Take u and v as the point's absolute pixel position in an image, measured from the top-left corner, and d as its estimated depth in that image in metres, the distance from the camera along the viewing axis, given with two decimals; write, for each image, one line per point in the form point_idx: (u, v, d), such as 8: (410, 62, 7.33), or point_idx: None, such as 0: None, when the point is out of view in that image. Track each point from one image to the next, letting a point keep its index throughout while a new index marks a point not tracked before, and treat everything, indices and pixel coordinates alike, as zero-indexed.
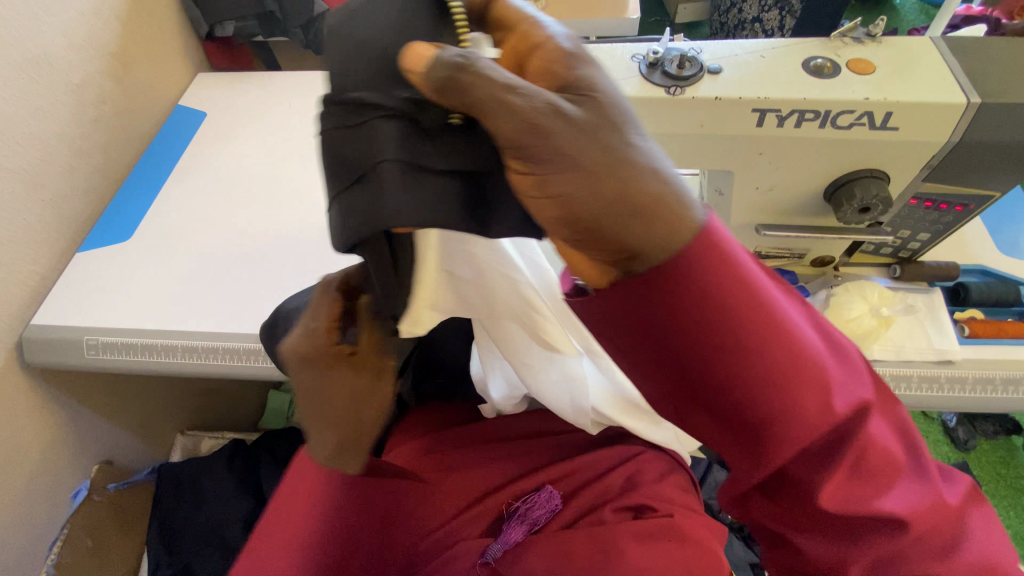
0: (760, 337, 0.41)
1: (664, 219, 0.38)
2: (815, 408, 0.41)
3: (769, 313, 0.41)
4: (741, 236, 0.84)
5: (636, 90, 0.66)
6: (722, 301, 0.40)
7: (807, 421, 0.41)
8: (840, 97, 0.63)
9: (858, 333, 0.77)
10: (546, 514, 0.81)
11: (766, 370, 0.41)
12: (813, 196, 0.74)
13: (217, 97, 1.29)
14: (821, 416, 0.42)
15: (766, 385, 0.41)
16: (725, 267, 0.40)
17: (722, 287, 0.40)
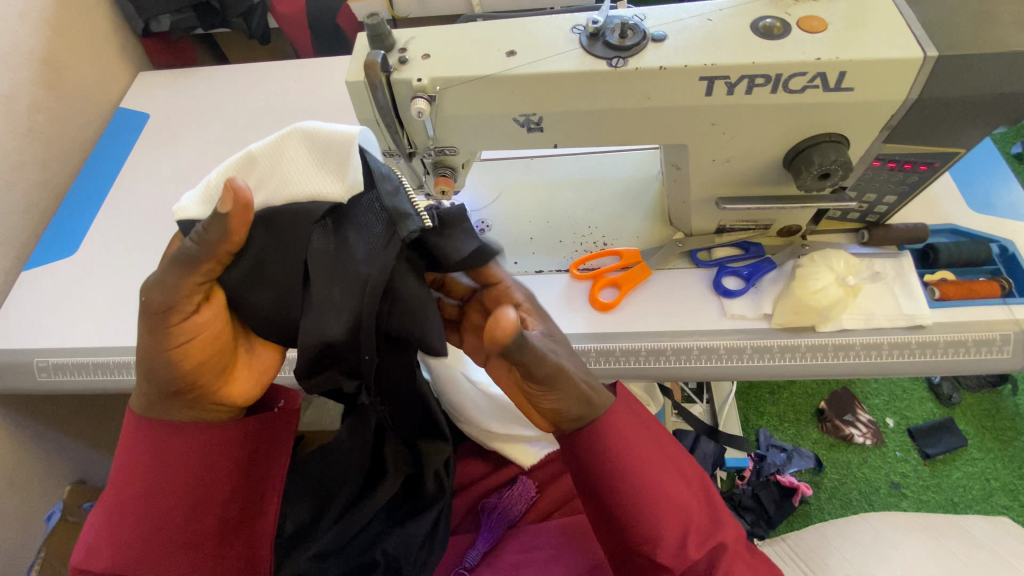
0: (632, 469, 0.60)
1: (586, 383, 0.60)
2: (693, 552, 0.61)
3: (652, 459, 0.62)
4: (703, 210, 0.81)
5: (576, 64, 0.62)
6: (616, 465, 0.61)
7: (680, 557, 0.60)
8: (792, 58, 0.60)
9: (825, 305, 0.75)
10: (522, 507, 0.84)
11: (669, 512, 0.60)
12: (772, 164, 0.71)
13: (162, 97, 1.23)
14: (685, 552, 0.61)
15: (641, 514, 0.60)
16: (616, 432, 0.61)
17: (634, 481, 0.61)
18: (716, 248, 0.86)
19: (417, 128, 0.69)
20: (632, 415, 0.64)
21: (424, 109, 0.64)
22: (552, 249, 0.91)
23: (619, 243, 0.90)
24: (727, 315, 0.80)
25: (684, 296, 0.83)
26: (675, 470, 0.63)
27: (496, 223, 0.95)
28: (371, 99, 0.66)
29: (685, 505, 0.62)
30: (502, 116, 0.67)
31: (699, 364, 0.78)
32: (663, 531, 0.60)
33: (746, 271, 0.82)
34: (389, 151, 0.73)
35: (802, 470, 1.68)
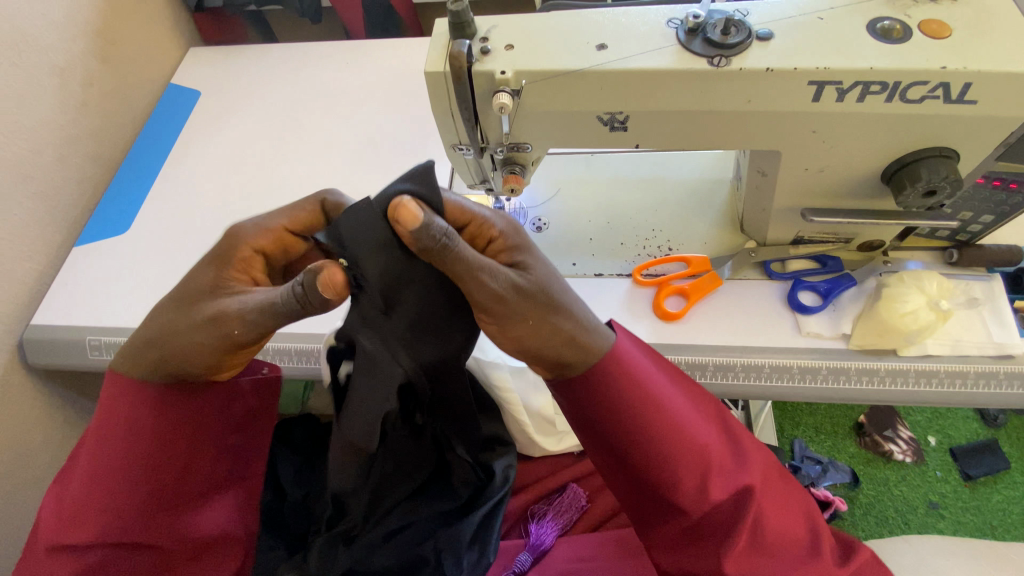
0: (639, 403, 0.55)
1: (564, 316, 0.54)
2: (717, 495, 0.56)
3: (662, 397, 0.56)
4: (783, 220, 0.76)
5: (673, 61, 0.58)
6: (623, 404, 0.55)
7: (698, 496, 0.56)
8: (914, 65, 0.55)
9: (913, 328, 0.70)
10: (573, 517, 0.84)
11: (681, 449, 0.55)
12: (870, 176, 0.67)
13: (213, 73, 1.21)
14: (705, 494, 0.56)
15: (655, 451, 0.55)
16: (623, 364, 0.56)
17: (645, 412, 0.55)
18: (790, 260, 0.82)
19: (492, 122, 0.66)
20: (635, 345, 0.59)
21: (506, 104, 0.61)
22: (614, 251, 0.88)
23: (685, 249, 0.86)
24: (802, 332, 0.77)
25: (756, 309, 0.79)
26: (689, 409, 0.58)
27: (554, 221, 0.92)
28: (450, 90, 0.63)
29: (704, 444, 0.56)
30: (585, 114, 0.63)
31: (769, 383, 0.75)
32: (677, 473, 0.55)
33: (824, 287, 0.78)
34: (459, 145, 0.70)
35: (836, 484, 1.64)
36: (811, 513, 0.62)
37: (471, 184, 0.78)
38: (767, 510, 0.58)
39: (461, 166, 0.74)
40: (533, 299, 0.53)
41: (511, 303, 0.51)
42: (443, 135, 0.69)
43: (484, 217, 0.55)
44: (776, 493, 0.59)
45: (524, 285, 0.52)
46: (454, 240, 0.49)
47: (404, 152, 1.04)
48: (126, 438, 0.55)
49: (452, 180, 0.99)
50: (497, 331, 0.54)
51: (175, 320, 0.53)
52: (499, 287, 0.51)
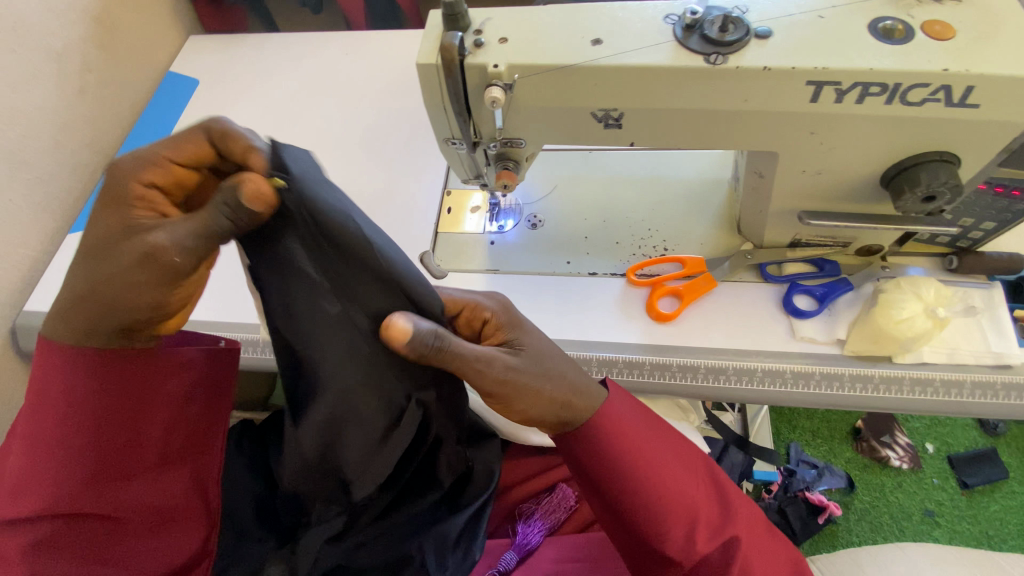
0: (627, 456, 0.57)
1: (559, 381, 0.56)
2: (703, 546, 0.57)
3: (648, 453, 0.58)
4: (781, 222, 0.75)
5: (669, 58, 0.57)
6: (611, 461, 0.58)
7: (685, 546, 0.57)
8: (915, 66, 0.53)
9: (909, 336, 0.69)
10: (561, 516, 0.83)
11: (665, 502, 0.57)
12: (869, 179, 0.65)
13: (212, 62, 1.21)
14: (692, 543, 0.57)
15: (640, 501, 0.57)
16: (611, 422, 0.58)
17: (631, 463, 0.57)
18: (787, 263, 0.81)
19: (486, 117, 0.65)
20: (626, 402, 0.61)
21: (499, 98, 0.60)
22: (608, 250, 0.87)
23: (681, 249, 0.85)
24: (795, 336, 0.76)
25: (750, 312, 0.78)
26: (675, 461, 0.59)
27: (550, 218, 0.91)
28: (442, 83, 0.62)
29: (688, 494, 0.58)
30: (579, 110, 0.62)
31: (761, 387, 0.74)
32: (662, 524, 0.57)
33: (820, 291, 0.77)
34: (452, 139, 0.69)
35: (832, 489, 1.63)
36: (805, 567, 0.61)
37: (464, 179, 0.78)
38: (757, 564, 0.57)
39: (454, 160, 0.74)
40: (529, 373, 0.55)
41: (510, 388, 0.54)
42: (436, 128, 0.68)
43: (477, 302, 0.59)
44: (766, 544, 0.59)
45: (520, 365, 0.55)
46: (447, 340, 0.50)
47: (400, 145, 1.03)
48: (58, 408, 0.55)
49: (449, 175, 0.98)
50: (503, 410, 0.56)
51: (105, 269, 0.51)
52: (496, 373, 0.53)
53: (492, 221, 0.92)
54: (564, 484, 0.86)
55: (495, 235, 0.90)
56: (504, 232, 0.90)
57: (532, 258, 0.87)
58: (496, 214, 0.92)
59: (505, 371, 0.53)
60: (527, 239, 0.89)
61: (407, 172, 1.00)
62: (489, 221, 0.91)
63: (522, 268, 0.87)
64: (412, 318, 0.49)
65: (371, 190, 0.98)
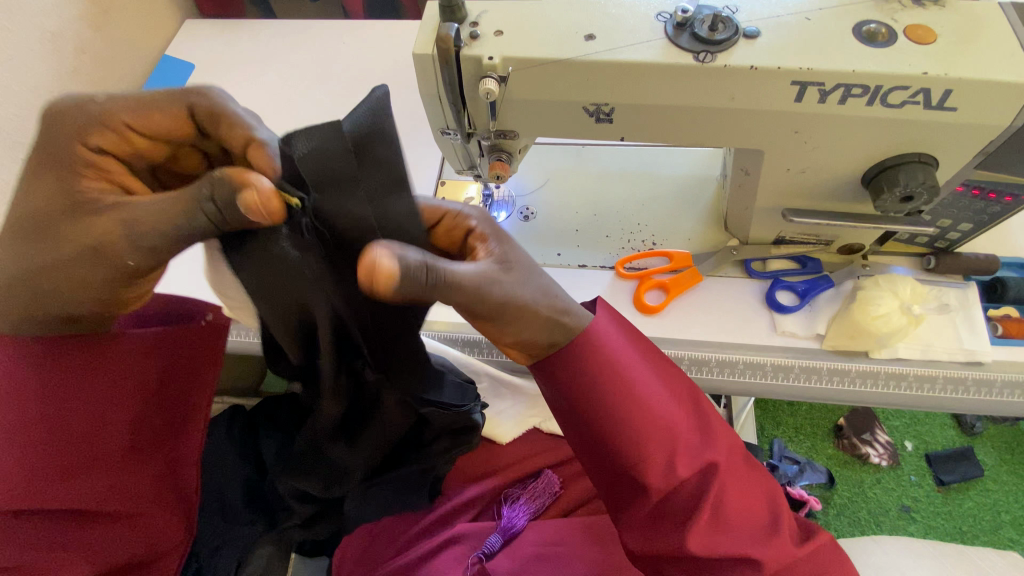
0: (610, 381, 0.55)
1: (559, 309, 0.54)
2: (679, 471, 0.55)
3: (633, 376, 0.56)
4: (766, 219, 0.77)
5: (659, 55, 0.58)
6: (593, 386, 0.55)
7: (662, 471, 0.55)
8: (895, 70, 0.55)
9: (885, 331, 0.71)
10: (545, 501, 0.86)
11: (647, 425, 0.55)
12: (850, 179, 0.67)
13: (207, 47, 1.20)
14: (669, 470, 0.55)
15: (618, 425, 0.55)
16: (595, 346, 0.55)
17: (613, 383, 0.55)
18: (772, 260, 0.83)
19: (480, 109, 0.66)
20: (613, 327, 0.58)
21: (493, 90, 0.61)
22: (598, 243, 0.88)
23: (669, 244, 0.87)
24: (777, 331, 0.78)
25: (734, 307, 0.80)
26: (658, 386, 0.57)
27: (542, 211, 0.92)
28: (438, 74, 0.63)
29: (672, 417, 0.56)
30: (571, 104, 0.63)
31: (742, 379, 0.77)
32: (645, 450, 0.55)
33: (802, 287, 0.79)
34: (446, 129, 0.70)
35: (813, 484, 1.66)
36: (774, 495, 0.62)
37: (458, 169, 0.79)
38: (730, 489, 0.57)
39: (448, 150, 0.75)
40: (524, 290, 0.51)
41: (511, 311, 0.50)
42: (431, 118, 0.69)
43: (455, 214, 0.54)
44: (743, 473, 0.59)
45: (515, 282, 0.50)
46: (434, 272, 0.44)
47: (395, 135, 1.04)
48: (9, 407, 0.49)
49: (443, 166, 0.99)
50: (505, 332, 0.53)
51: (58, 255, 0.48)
52: (489, 295, 0.48)
53: None
54: (548, 471, 0.88)
55: None
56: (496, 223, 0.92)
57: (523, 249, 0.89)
58: (489, 205, 0.93)
59: (500, 294, 0.49)
60: (519, 230, 0.91)
61: None
62: None
63: None
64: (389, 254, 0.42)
65: None
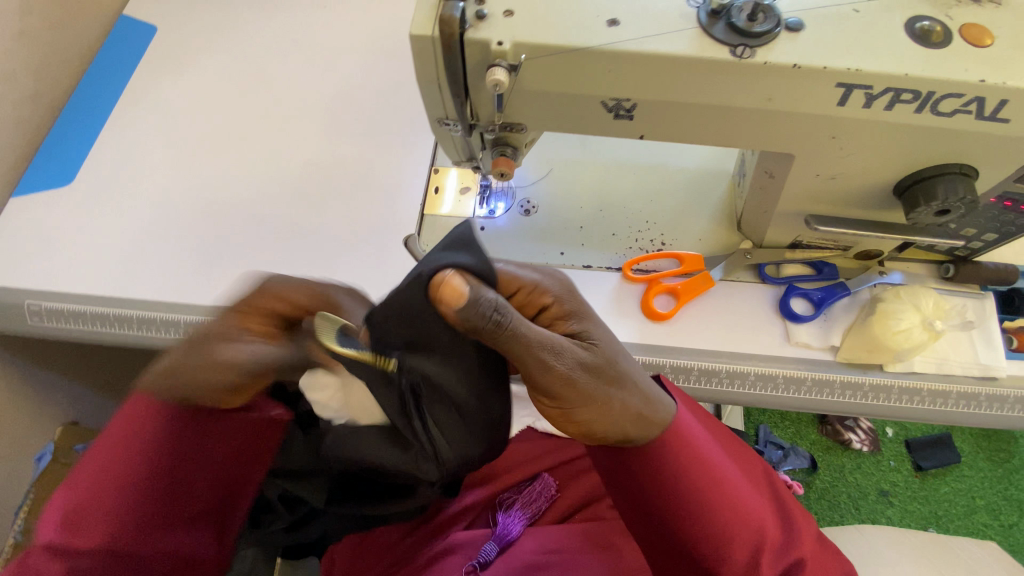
0: (690, 480, 0.54)
1: (632, 391, 0.51)
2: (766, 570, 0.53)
3: (716, 473, 0.55)
4: (785, 223, 0.73)
5: (691, 47, 0.52)
6: (674, 480, 0.54)
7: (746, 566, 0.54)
8: (950, 74, 0.50)
9: (905, 347, 0.68)
10: (541, 506, 0.82)
11: (730, 523, 0.54)
12: (882, 187, 0.63)
13: (171, 7, 1.08)
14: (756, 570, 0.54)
15: (699, 523, 0.54)
16: (680, 443, 0.54)
17: (695, 478, 0.54)
18: (785, 264, 0.79)
19: (484, 99, 0.59)
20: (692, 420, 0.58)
21: (502, 81, 0.54)
22: (604, 242, 0.83)
23: (679, 245, 0.82)
24: (790, 341, 0.75)
25: (747, 315, 0.77)
26: (734, 475, 0.57)
27: (544, 205, 0.86)
28: (438, 59, 0.55)
29: (755, 510, 0.55)
30: (588, 98, 0.57)
31: (753, 390, 0.74)
32: (730, 544, 0.53)
33: (819, 295, 0.75)
34: (445, 119, 0.63)
35: (796, 469, 1.69)
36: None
37: (456, 161, 0.72)
38: None
39: (446, 141, 0.68)
40: (594, 364, 0.49)
41: (575, 390, 0.47)
42: (428, 107, 0.62)
43: (536, 284, 0.53)
44: (827, 550, 0.58)
45: (589, 356, 0.49)
46: (510, 317, 0.43)
47: (385, 116, 0.96)
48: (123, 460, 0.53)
49: (436, 152, 0.92)
50: (560, 409, 0.49)
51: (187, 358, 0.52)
52: (557, 366, 0.46)
53: (482, 204, 0.87)
54: (545, 474, 0.85)
55: (486, 220, 0.86)
56: (495, 217, 0.86)
57: (524, 247, 0.83)
58: (487, 197, 0.87)
59: (574, 363, 0.47)
60: (519, 226, 0.85)
61: (391, 146, 0.93)
62: (480, 204, 0.86)
63: (514, 257, 0.82)
64: (469, 282, 0.44)
65: (352, 163, 0.91)
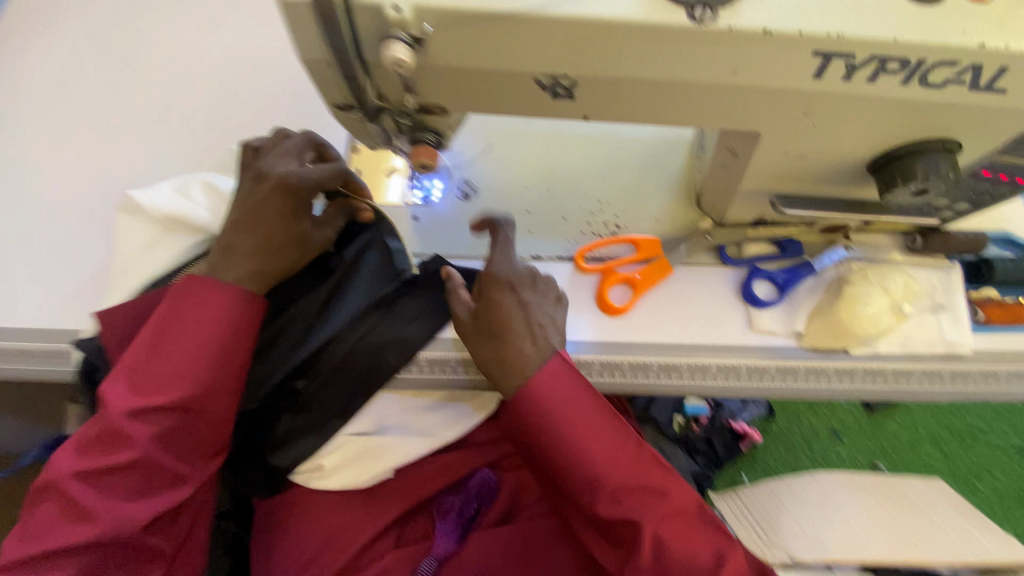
0: (534, 424, 0.54)
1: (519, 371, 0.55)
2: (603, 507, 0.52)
3: (559, 419, 0.54)
4: (751, 202, 0.65)
5: (639, 9, 0.41)
6: (529, 430, 0.54)
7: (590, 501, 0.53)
8: (946, 39, 0.42)
9: (871, 333, 0.64)
10: (483, 504, 0.75)
11: (569, 425, 0.53)
12: (856, 163, 0.56)
13: None
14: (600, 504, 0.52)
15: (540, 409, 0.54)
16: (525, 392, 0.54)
17: (538, 411, 0.54)
18: (747, 243, 0.72)
19: (390, 80, 0.48)
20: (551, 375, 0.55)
21: (404, 59, 0.42)
22: (553, 227, 0.74)
23: (635, 226, 0.74)
24: (753, 329, 0.69)
25: (708, 302, 0.70)
26: (583, 424, 0.54)
27: (485, 186, 0.76)
28: (322, 34, 0.43)
29: (597, 455, 0.53)
30: (518, 76, 0.46)
31: (714, 382, 0.70)
32: (576, 487, 0.53)
33: (783, 278, 0.70)
34: (346, 104, 0.51)
35: (754, 417, 1.73)
36: (722, 551, 0.52)
37: (373, 147, 0.60)
38: (665, 528, 0.51)
39: (354, 128, 0.56)
40: (501, 335, 0.56)
41: (476, 345, 0.57)
42: (323, 90, 0.50)
43: (498, 256, 0.59)
44: (680, 526, 0.52)
45: (493, 333, 0.56)
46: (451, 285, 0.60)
47: (291, 86, 0.81)
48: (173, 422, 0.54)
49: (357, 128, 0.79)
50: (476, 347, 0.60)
51: None
52: (470, 320, 0.59)
53: (415, 187, 0.76)
54: (485, 468, 0.77)
55: (420, 208, 0.75)
56: (430, 202, 0.75)
57: (464, 238, 0.74)
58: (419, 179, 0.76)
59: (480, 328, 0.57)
60: (458, 213, 0.75)
61: (303, 123, 0.79)
62: (412, 188, 0.75)
63: (455, 249, 0.73)
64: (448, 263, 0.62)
65: None
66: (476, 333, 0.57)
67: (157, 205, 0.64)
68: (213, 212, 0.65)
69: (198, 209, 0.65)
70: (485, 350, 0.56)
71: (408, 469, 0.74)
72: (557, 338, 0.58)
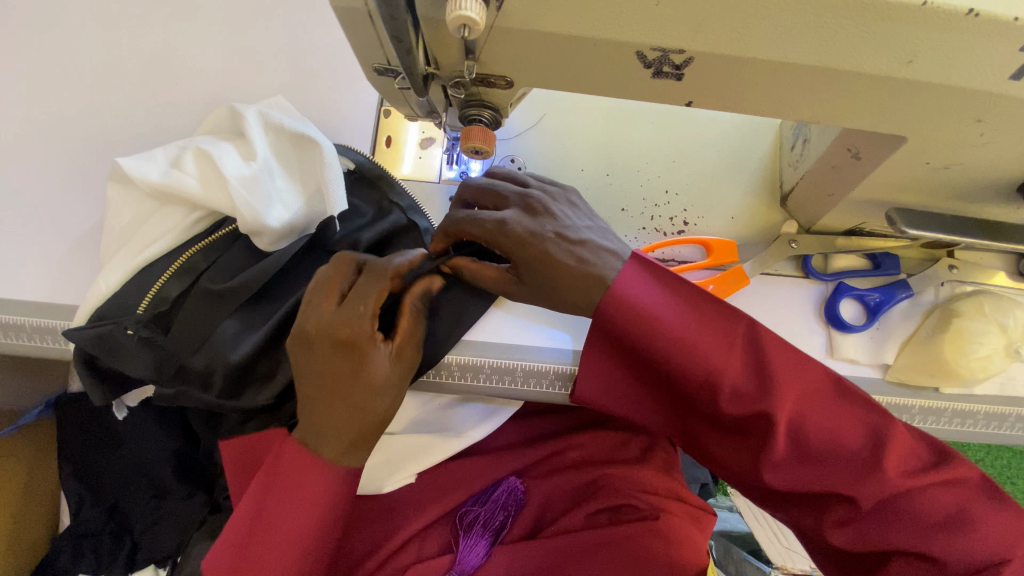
0: (636, 332, 0.46)
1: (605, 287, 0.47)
2: (731, 408, 0.44)
3: (663, 320, 0.45)
4: (853, 211, 0.55)
5: None
6: (630, 338, 0.47)
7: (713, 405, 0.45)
8: None
9: (977, 375, 0.56)
10: (509, 515, 0.68)
11: (676, 328, 0.45)
12: (1008, 182, 0.45)
13: None
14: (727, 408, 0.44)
15: (637, 313, 0.45)
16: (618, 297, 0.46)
17: (640, 315, 0.45)
18: (836, 256, 0.63)
19: (447, 43, 0.37)
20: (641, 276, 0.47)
21: (475, 19, 0.31)
22: (610, 219, 0.64)
23: (705, 225, 0.64)
24: (834, 356, 0.60)
25: (784, 321, 0.60)
26: (690, 323, 0.45)
27: (533, 165, 0.65)
28: None
29: (716, 354, 0.44)
30: (618, 47, 0.35)
31: None
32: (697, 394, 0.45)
33: (875, 300, 0.60)
34: (386, 67, 0.40)
35: None
36: (881, 430, 0.43)
37: (411, 116, 0.50)
38: (809, 425, 0.43)
39: (390, 95, 0.45)
40: (563, 252, 0.48)
41: (544, 279, 0.48)
42: (358, 49, 0.39)
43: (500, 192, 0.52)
44: (822, 409, 0.43)
45: (556, 255, 0.47)
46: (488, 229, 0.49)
47: (314, 38, 0.71)
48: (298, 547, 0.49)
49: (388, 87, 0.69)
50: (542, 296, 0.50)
51: None
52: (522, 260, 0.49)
53: (452, 163, 0.65)
54: (512, 475, 0.71)
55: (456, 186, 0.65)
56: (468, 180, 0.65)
57: None
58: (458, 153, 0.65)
59: (542, 257, 0.48)
60: None
61: (329, 80, 0.69)
62: (448, 163, 0.65)
63: None
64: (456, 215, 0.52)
65: None
66: (540, 261, 0.48)
67: (147, 176, 0.55)
68: (206, 181, 0.55)
69: (189, 179, 0.55)
70: (535, 277, 0.49)
71: (434, 475, 0.70)
72: (600, 236, 0.50)
